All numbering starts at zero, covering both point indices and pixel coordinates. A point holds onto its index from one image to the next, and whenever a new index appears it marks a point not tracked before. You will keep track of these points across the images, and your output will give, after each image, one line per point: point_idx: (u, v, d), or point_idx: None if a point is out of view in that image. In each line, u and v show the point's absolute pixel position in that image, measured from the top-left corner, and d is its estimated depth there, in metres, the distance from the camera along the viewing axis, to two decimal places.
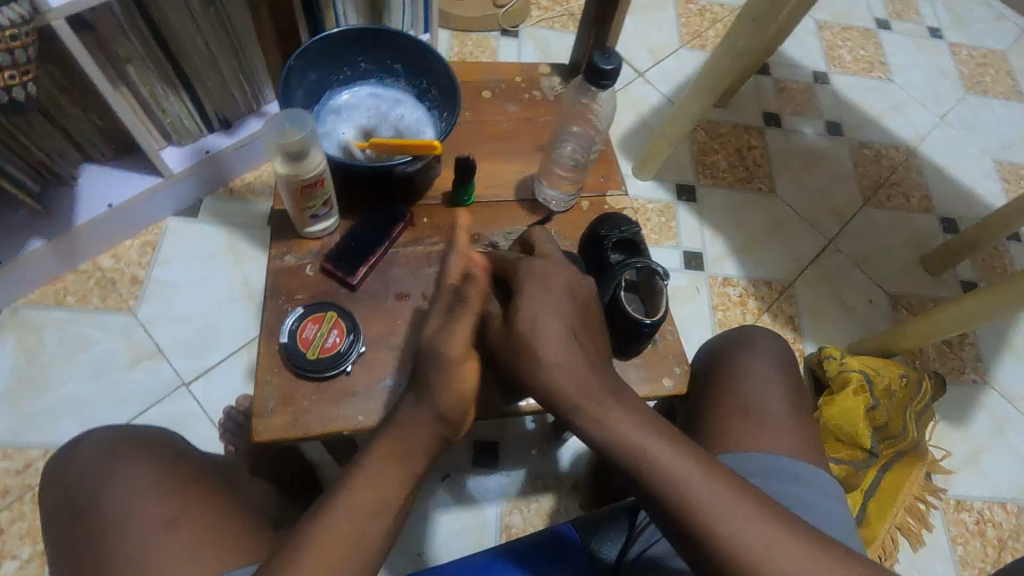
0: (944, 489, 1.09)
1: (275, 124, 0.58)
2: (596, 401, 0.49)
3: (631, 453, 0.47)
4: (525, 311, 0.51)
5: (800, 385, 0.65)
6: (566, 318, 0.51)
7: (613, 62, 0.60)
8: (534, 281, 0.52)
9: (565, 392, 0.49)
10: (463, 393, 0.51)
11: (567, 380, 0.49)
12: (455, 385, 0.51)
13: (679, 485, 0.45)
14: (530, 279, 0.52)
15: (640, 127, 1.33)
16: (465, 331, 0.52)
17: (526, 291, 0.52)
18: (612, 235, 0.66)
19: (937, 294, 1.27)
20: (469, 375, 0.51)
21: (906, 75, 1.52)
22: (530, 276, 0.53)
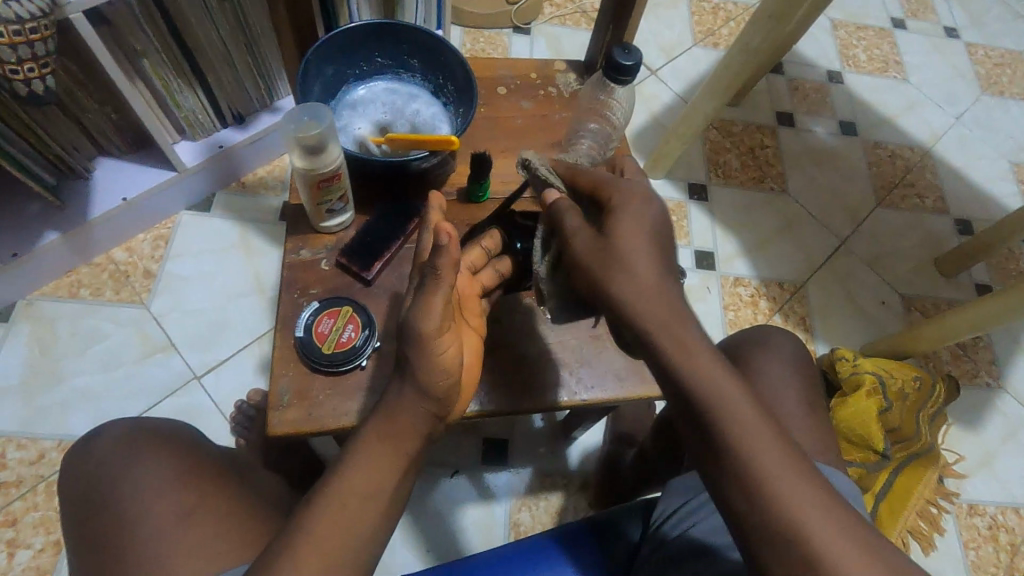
0: (957, 493, 1.08)
1: (293, 118, 0.58)
2: (685, 330, 0.45)
3: (718, 384, 0.43)
4: (619, 224, 0.48)
5: (817, 386, 0.65)
6: (656, 243, 0.48)
7: (632, 58, 0.60)
8: (629, 200, 0.50)
9: (654, 314, 0.45)
10: (445, 365, 0.49)
11: (656, 303, 0.45)
12: (436, 358, 0.49)
13: (746, 419, 0.42)
14: (629, 200, 0.50)
15: (652, 125, 1.32)
16: (440, 302, 0.49)
17: (620, 209, 0.49)
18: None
19: (952, 296, 1.26)
20: (450, 345, 0.50)
21: (921, 75, 1.51)
22: (628, 197, 0.50)
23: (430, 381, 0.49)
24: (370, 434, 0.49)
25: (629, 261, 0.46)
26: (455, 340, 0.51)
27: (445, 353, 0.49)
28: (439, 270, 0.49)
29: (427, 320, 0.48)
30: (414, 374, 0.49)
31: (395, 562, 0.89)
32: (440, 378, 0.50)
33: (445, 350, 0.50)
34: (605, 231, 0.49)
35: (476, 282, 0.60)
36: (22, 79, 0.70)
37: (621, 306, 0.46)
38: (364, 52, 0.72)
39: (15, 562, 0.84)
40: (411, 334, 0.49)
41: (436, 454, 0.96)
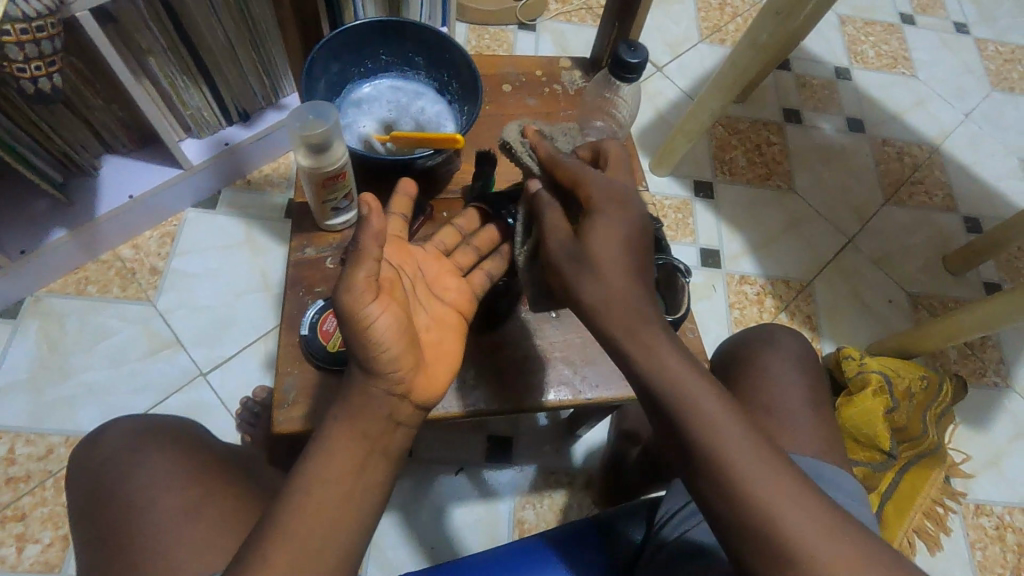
0: (963, 493, 1.07)
1: (298, 117, 0.58)
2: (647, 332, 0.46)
3: (674, 393, 0.45)
4: (594, 226, 0.49)
5: (823, 385, 0.65)
6: (635, 247, 0.49)
7: (639, 56, 0.60)
8: (612, 203, 0.50)
9: (620, 317, 0.46)
10: (384, 339, 0.46)
11: (623, 307, 0.46)
12: (371, 334, 0.45)
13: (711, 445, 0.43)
14: (608, 206, 0.50)
15: (658, 122, 1.32)
16: (365, 271, 0.46)
17: (601, 211, 0.49)
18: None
19: (960, 295, 1.25)
20: (386, 318, 0.46)
21: (930, 71, 1.49)
22: (608, 198, 0.50)
23: (380, 360, 0.46)
24: (338, 430, 0.46)
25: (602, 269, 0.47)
26: (391, 308, 0.47)
27: (378, 323, 0.45)
28: (360, 245, 0.47)
29: (352, 294, 0.45)
30: (360, 359, 0.46)
31: (400, 559, 0.90)
32: (389, 355, 0.46)
33: (383, 322, 0.46)
34: (581, 236, 0.49)
35: (448, 262, 0.60)
36: (28, 77, 0.69)
37: (591, 308, 0.47)
38: (369, 48, 0.72)
39: (23, 556, 0.85)
40: (342, 319, 0.45)
41: (441, 451, 0.97)
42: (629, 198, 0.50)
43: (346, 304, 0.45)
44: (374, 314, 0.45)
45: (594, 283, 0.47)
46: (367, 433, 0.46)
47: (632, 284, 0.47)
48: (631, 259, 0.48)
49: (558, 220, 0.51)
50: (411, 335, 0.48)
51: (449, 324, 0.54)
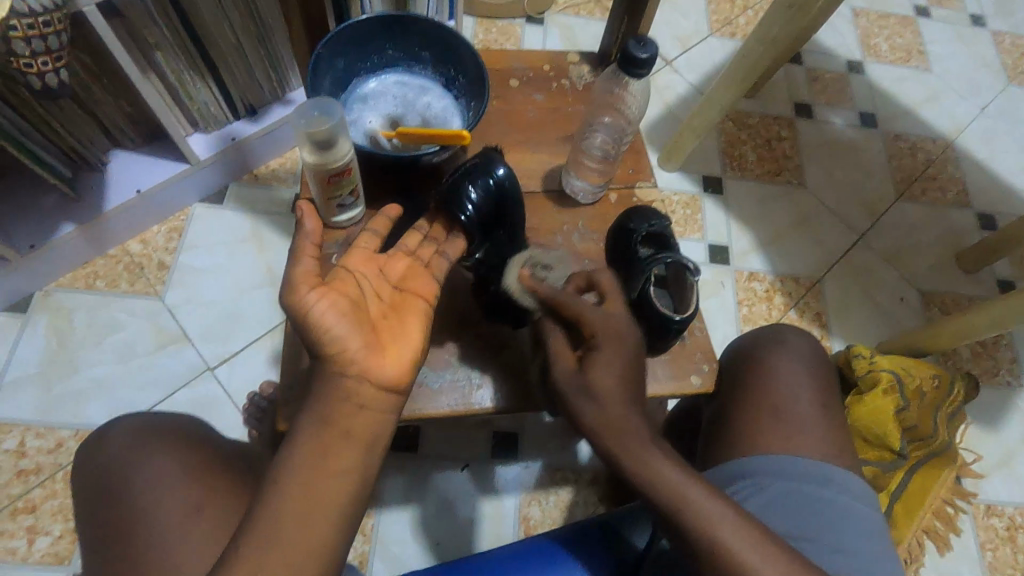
0: (974, 493, 1.06)
1: (303, 113, 0.57)
2: (641, 442, 0.51)
3: (667, 495, 0.49)
4: (595, 363, 0.53)
5: (833, 386, 0.64)
6: (629, 381, 0.54)
7: (649, 50, 0.59)
8: (609, 337, 0.54)
9: (617, 432, 0.51)
10: (328, 326, 0.47)
11: (619, 430, 0.51)
12: (317, 326, 0.47)
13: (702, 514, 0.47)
14: (607, 340, 0.54)
15: (667, 117, 1.30)
16: (305, 265, 0.50)
17: (601, 344, 0.54)
18: (640, 224, 0.65)
19: (973, 293, 1.23)
20: (327, 308, 0.48)
21: (945, 65, 1.47)
22: (607, 334, 0.54)
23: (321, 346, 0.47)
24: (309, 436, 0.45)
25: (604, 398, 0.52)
26: (334, 296, 0.49)
27: (313, 308, 0.47)
28: (297, 245, 0.51)
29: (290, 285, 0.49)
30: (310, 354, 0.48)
31: (406, 554, 0.90)
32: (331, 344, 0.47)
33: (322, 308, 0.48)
34: (583, 367, 0.53)
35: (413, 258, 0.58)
36: (35, 72, 0.70)
37: (592, 431, 0.52)
38: (375, 44, 0.72)
39: (34, 548, 0.86)
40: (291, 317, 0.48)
41: (447, 448, 0.97)
42: (626, 332, 0.55)
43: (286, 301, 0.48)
44: (309, 301, 0.47)
45: (592, 413, 0.52)
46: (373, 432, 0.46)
47: (625, 410, 0.52)
48: (626, 387, 0.53)
49: (563, 350, 0.55)
50: (357, 320, 0.49)
51: (407, 308, 0.54)
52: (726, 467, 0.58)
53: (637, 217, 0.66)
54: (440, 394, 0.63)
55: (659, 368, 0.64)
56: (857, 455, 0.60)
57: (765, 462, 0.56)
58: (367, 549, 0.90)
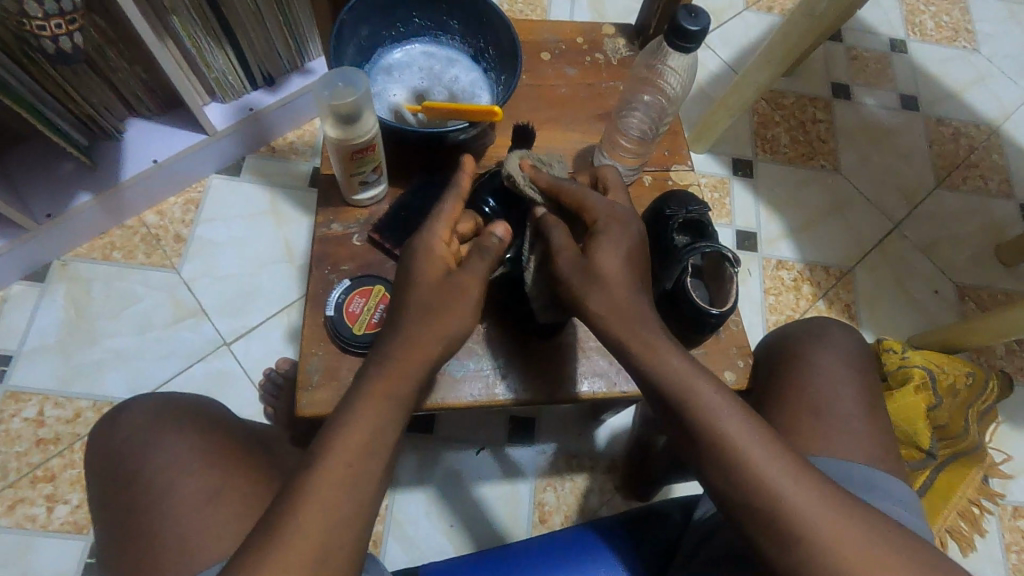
0: (1002, 494, 1.03)
1: (326, 84, 0.54)
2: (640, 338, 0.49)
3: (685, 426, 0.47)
4: (596, 246, 0.51)
5: (875, 385, 0.61)
6: (632, 265, 0.51)
7: (699, 23, 0.55)
8: (611, 222, 0.52)
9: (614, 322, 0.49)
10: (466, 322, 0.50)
11: (616, 312, 0.49)
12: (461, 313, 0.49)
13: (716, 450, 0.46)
14: (610, 223, 0.52)
15: (698, 95, 1.25)
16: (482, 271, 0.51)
17: (601, 228, 0.52)
18: (675, 207, 0.63)
19: (1012, 288, 1.18)
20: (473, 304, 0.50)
21: (994, 45, 1.39)
22: (609, 219, 0.52)
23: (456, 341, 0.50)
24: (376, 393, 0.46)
25: (605, 281, 0.50)
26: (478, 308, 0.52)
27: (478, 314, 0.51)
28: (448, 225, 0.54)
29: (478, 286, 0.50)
30: (430, 316, 0.49)
31: (419, 536, 0.90)
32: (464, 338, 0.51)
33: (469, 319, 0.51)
34: (586, 252, 0.51)
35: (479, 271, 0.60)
36: (49, 36, 0.68)
37: (597, 317, 0.50)
38: (401, 10, 0.68)
39: (53, 516, 0.86)
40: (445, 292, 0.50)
41: (462, 430, 0.96)
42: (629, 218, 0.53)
43: (460, 281, 0.50)
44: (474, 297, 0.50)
45: (601, 298, 0.50)
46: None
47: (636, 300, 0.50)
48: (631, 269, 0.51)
49: (563, 237, 0.53)
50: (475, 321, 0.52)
51: None
52: None
53: (673, 200, 0.63)
54: (465, 382, 0.62)
55: None
56: (897, 458, 0.57)
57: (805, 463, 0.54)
58: (381, 529, 0.89)
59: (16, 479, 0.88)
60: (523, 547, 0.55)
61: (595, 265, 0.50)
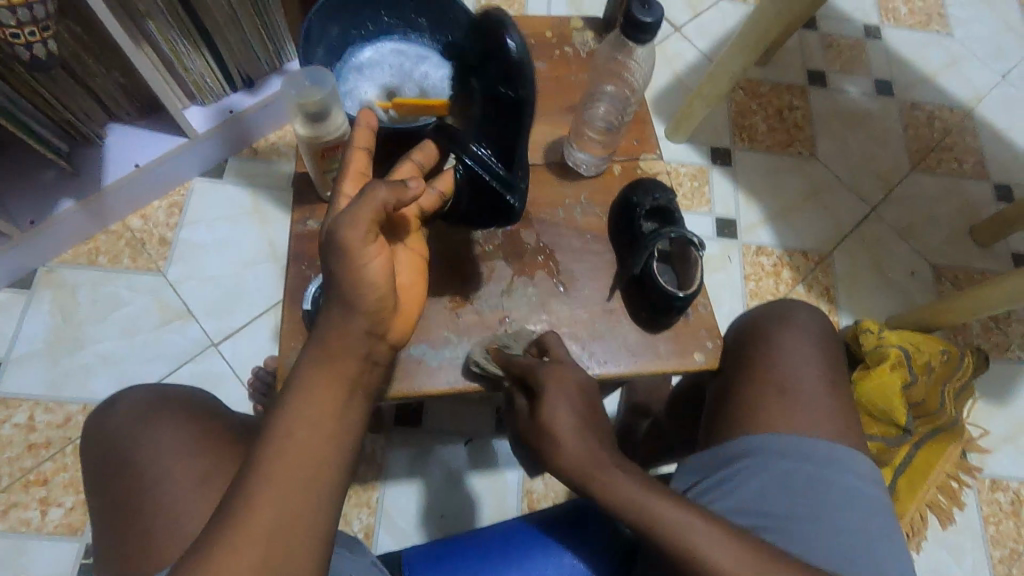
0: (979, 468, 1.05)
1: (294, 82, 0.56)
2: (600, 469, 0.52)
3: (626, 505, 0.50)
4: (545, 402, 0.55)
5: (840, 362, 0.63)
6: (578, 412, 0.55)
7: (654, 14, 0.57)
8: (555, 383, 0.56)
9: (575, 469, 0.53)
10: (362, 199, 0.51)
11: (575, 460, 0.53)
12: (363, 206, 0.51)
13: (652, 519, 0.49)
14: (550, 379, 0.56)
15: (676, 86, 1.26)
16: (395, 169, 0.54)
17: (548, 385, 0.56)
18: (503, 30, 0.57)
19: (987, 267, 1.20)
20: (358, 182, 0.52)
21: (966, 29, 1.41)
22: (551, 377, 0.56)
23: (349, 237, 0.43)
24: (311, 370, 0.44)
25: (555, 436, 0.54)
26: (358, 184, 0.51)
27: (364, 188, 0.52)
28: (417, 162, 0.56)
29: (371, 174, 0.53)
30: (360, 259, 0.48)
31: (409, 526, 0.91)
32: (369, 205, 0.44)
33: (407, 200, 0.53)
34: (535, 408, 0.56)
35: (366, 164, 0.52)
36: (23, 43, 0.69)
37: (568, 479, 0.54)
38: (369, 10, 0.69)
39: (48, 519, 0.87)
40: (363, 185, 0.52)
41: (448, 422, 0.97)
42: (572, 378, 0.57)
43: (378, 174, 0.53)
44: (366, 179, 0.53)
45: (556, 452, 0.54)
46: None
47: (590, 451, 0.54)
48: (576, 424, 0.55)
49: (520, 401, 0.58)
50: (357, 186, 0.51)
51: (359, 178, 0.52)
52: (731, 444, 0.58)
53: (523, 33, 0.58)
54: (461, 363, 0.62)
55: (661, 345, 0.64)
56: (862, 432, 0.59)
57: (768, 441, 0.57)
58: (372, 522, 0.91)
59: (9, 483, 0.89)
60: (495, 533, 0.56)
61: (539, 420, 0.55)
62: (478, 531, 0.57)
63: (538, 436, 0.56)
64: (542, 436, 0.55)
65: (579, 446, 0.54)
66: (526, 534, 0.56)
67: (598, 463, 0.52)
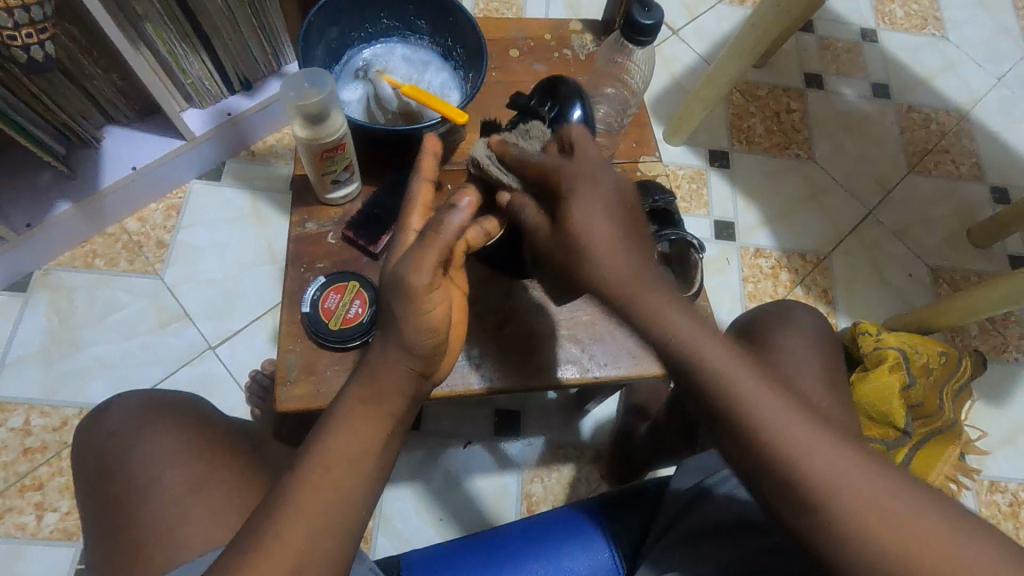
0: (978, 470, 1.05)
1: (293, 85, 0.56)
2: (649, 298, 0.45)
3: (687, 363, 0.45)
4: (573, 208, 0.47)
5: (839, 365, 0.63)
6: (615, 217, 0.47)
7: (653, 16, 0.57)
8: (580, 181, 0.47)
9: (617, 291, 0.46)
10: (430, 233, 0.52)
11: (621, 279, 0.45)
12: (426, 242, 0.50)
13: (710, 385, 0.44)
14: (578, 180, 0.47)
15: (674, 88, 1.27)
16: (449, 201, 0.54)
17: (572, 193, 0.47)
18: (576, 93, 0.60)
19: (984, 269, 1.21)
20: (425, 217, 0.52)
21: (961, 32, 1.41)
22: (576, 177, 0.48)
23: (414, 283, 0.43)
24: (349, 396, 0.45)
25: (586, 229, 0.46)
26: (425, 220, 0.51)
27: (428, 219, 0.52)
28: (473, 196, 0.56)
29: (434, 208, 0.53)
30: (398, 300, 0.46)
31: (409, 530, 0.91)
32: (433, 250, 0.44)
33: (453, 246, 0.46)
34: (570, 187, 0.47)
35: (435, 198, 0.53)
36: (20, 45, 0.68)
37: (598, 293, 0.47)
38: (369, 11, 0.69)
39: (43, 523, 0.87)
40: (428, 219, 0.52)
41: (447, 424, 0.97)
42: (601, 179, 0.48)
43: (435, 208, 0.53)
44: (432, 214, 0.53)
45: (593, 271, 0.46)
46: (385, 407, 0.45)
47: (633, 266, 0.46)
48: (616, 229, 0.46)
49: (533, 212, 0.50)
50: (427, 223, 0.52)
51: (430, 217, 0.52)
52: None
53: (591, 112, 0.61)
54: (461, 366, 0.62)
55: None
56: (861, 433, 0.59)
57: None
58: (371, 526, 0.90)
59: (4, 488, 0.88)
60: (505, 532, 0.56)
61: (567, 228, 0.47)
62: (496, 530, 0.57)
63: (571, 253, 0.47)
64: (574, 253, 0.47)
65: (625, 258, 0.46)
66: (535, 530, 0.56)
67: (646, 290, 0.45)
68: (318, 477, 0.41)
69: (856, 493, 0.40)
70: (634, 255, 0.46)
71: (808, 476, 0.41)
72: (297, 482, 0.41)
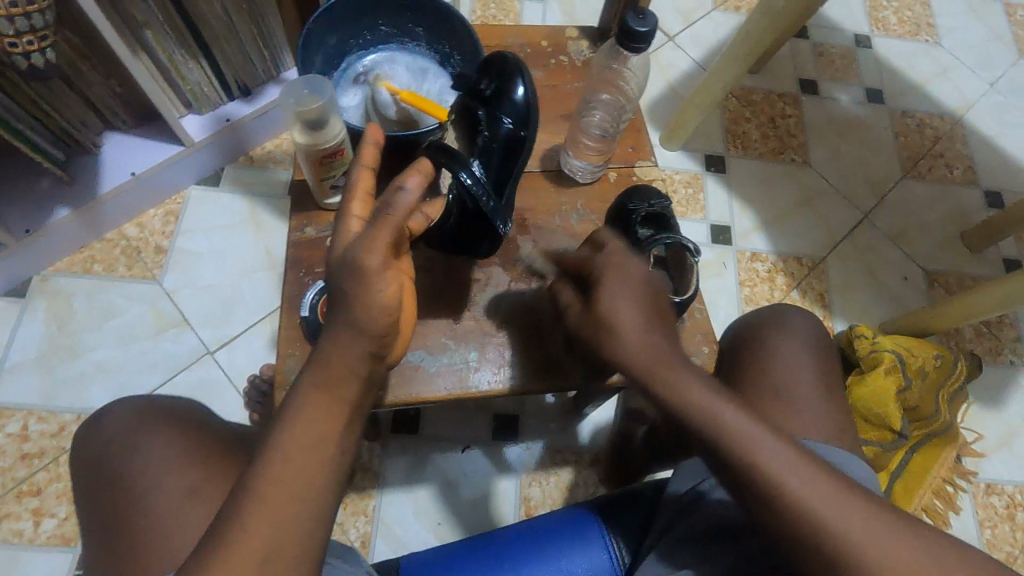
0: (974, 472, 1.06)
1: (293, 91, 0.57)
2: (669, 371, 0.49)
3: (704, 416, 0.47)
4: (604, 294, 0.52)
5: (834, 367, 0.64)
6: (642, 304, 0.51)
7: (648, 24, 0.58)
8: (611, 268, 0.53)
9: (642, 366, 0.49)
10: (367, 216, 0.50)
11: (646, 355, 0.49)
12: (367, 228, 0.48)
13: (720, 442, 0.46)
14: (608, 270, 0.53)
15: (670, 94, 1.28)
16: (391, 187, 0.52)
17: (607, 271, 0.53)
18: (517, 66, 0.58)
19: (979, 272, 1.22)
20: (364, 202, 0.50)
21: (954, 38, 1.43)
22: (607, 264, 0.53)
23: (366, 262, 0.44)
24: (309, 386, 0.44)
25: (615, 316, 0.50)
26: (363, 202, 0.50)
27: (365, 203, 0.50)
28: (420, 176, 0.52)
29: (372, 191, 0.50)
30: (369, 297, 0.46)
31: (407, 534, 0.91)
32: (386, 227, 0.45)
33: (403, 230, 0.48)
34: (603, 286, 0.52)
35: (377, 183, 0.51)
36: (21, 52, 0.69)
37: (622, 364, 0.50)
38: (367, 19, 0.70)
39: (40, 529, 0.87)
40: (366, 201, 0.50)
41: (446, 429, 0.97)
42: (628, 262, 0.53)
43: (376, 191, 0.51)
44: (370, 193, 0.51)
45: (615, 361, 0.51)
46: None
47: (657, 343, 0.50)
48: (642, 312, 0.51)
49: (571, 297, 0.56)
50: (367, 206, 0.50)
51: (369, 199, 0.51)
52: None
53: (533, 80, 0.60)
54: (460, 368, 0.62)
55: None
56: (856, 434, 0.60)
57: None
58: (369, 530, 0.90)
59: (2, 494, 0.88)
60: (503, 535, 0.56)
61: (599, 311, 0.51)
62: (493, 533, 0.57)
63: (598, 331, 0.51)
64: (603, 332, 0.51)
65: (644, 336, 0.50)
66: (532, 533, 0.56)
67: (669, 365, 0.49)
68: (318, 480, 0.41)
69: (876, 547, 0.40)
70: (656, 335, 0.50)
71: (826, 525, 0.42)
72: (293, 484, 0.41)
